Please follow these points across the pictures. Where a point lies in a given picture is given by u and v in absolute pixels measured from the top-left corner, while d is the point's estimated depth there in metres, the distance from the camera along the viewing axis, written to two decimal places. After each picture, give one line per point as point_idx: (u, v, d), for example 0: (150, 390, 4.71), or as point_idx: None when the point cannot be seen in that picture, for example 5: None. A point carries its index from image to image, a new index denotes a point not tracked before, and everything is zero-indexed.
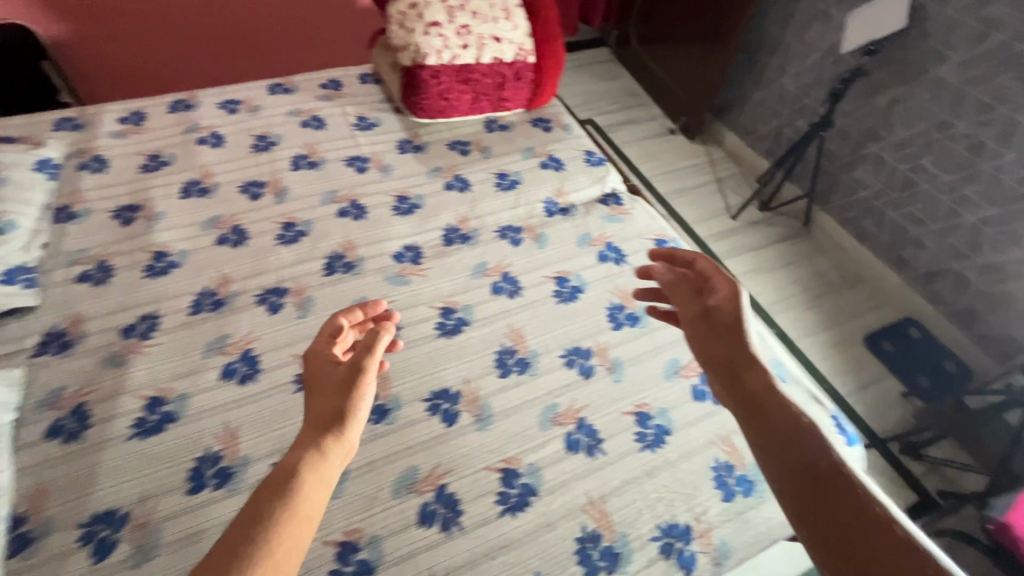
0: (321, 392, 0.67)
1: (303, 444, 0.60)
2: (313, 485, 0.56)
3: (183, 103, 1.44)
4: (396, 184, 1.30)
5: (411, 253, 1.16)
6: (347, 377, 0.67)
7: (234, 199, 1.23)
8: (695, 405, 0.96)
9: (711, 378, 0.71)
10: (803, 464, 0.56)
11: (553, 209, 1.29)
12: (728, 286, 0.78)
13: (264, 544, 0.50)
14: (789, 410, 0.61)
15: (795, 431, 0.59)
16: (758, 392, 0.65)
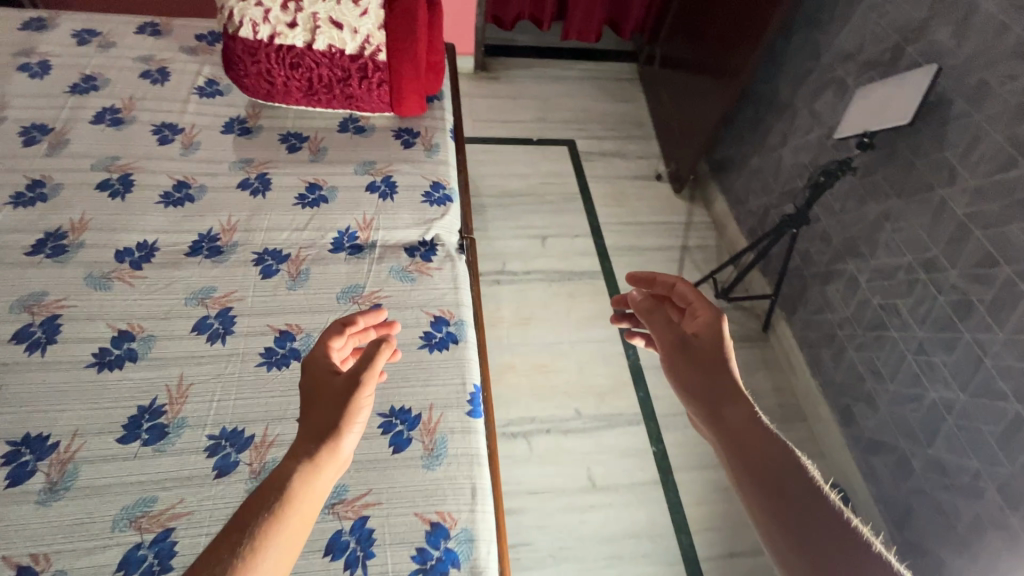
0: (318, 402, 0.66)
1: (293, 460, 0.59)
2: (306, 497, 0.57)
3: (39, 23, 1.32)
4: (188, 166, 1.11)
5: (141, 253, 0.98)
6: (348, 389, 0.65)
7: (6, 140, 1.10)
8: (320, 560, 0.71)
9: (694, 414, 0.67)
10: (799, 511, 0.55)
11: (343, 243, 1.05)
12: (708, 310, 0.74)
13: (254, 562, 0.51)
14: (773, 445, 0.60)
15: (781, 471, 0.58)
16: (739, 432, 0.62)
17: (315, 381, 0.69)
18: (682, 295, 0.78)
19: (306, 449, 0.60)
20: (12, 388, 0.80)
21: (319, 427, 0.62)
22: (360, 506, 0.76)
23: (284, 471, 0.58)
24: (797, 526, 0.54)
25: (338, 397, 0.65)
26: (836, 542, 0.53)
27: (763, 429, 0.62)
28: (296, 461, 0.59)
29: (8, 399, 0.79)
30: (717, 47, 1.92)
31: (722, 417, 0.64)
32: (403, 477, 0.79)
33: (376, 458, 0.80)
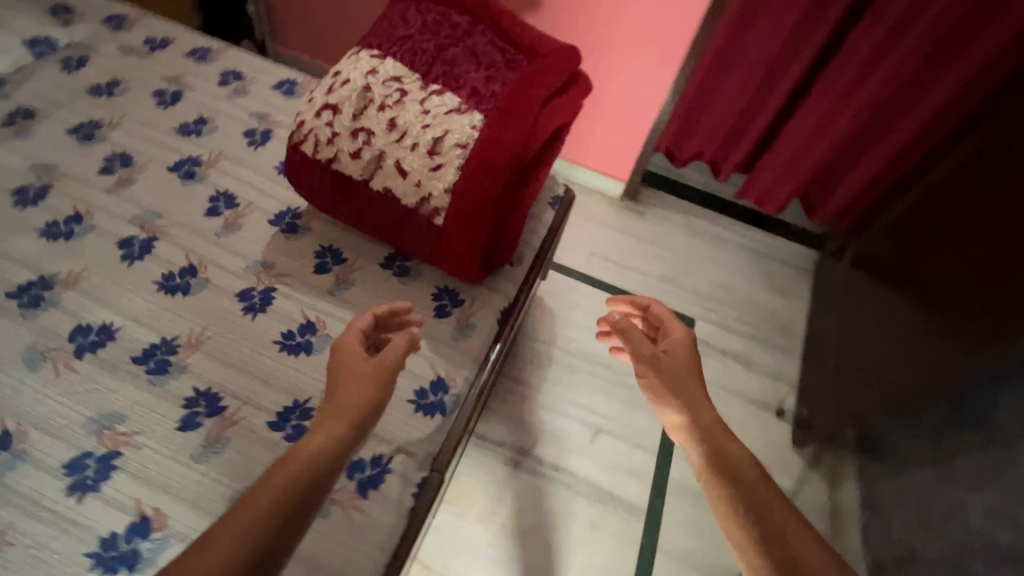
0: (344, 385, 0.72)
1: (315, 435, 0.64)
2: (321, 478, 0.62)
3: (203, 54, 1.38)
4: (211, 250, 1.02)
5: (95, 338, 0.88)
6: (374, 376, 0.73)
7: (92, 161, 1.11)
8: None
9: (667, 421, 0.81)
10: (740, 495, 0.67)
11: (288, 419, 0.84)
12: (682, 330, 0.90)
13: (271, 542, 0.55)
14: (723, 440, 0.74)
15: (726, 464, 0.71)
16: (705, 437, 0.75)
17: (337, 367, 0.75)
18: (658, 317, 0.96)
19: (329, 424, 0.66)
20: None
21: (346, 407, 0.69)
22: None
23: (308, 444, 0.63)
24: (736, 509, 0.66)
25: (360, 381, 0.73)
26: (793, 536, 0.63)
27: (720, 431, 0.75)
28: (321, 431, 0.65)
29: None
30: (911, 293, 1.41)
31: (694, 424, 0.77)
32: None
33: None
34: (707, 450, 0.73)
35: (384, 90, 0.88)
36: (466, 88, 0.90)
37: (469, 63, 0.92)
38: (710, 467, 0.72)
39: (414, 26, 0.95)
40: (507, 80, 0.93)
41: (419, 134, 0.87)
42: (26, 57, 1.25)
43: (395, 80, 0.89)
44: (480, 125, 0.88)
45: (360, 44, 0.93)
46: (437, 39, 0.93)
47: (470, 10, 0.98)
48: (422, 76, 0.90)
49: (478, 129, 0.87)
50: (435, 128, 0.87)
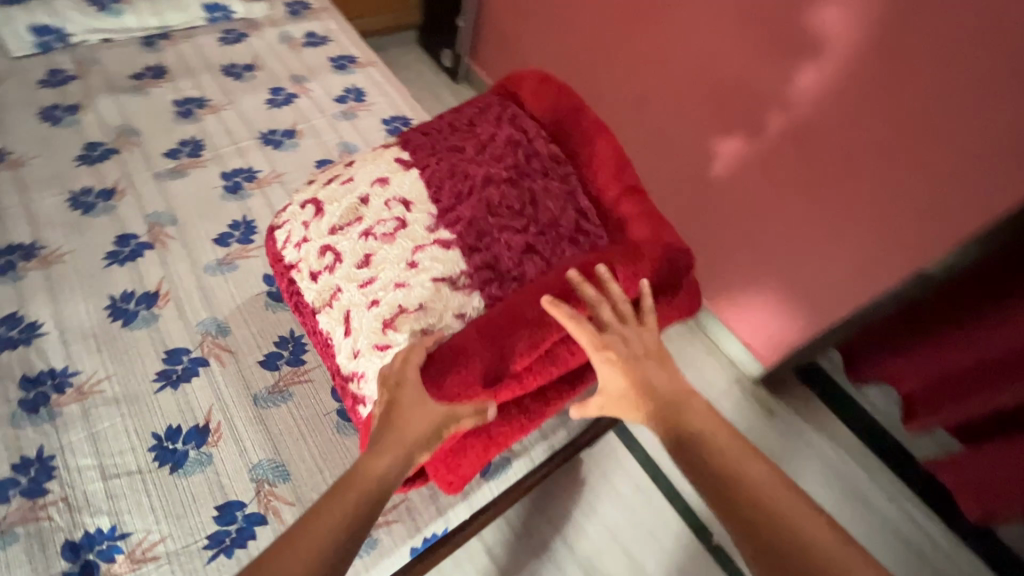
0: (403, 412, 0.53)
1: (375, 466, 0.50)
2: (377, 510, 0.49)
3: (345, 63, 1.29)
4: (186, 283, 0.89)
5: (15, 334, 0.79)
6: (444, 418, 0.54)
7: (170, 138, 1.07)
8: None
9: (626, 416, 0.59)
10: (730, 482, 0.51)
11: (85, 548, 0.66)
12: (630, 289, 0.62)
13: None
14: (700, 416, 0.56)
15: (707, 446, 0.54)
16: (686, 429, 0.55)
17: (397, 392, 0.55)
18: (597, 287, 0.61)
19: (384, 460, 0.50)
20: None
21: (404, 446, 0.51)
22: None
23: (365, 469, 0.49)
24: (730, 498, 0.51)
25: (425, 414, 0.53)
26: (800, 522, 0.49)
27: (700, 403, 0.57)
28: (383, 458, 0.50)
29: None
30: None
31: (667, 415, 0.56)
32: None
33: None
34: (686, 437, 0.54)
35: (383, 212, 0.67)
36: (487, 253, 0.65)
37: (513, 217, 0.66)
38: (688, 454, 0.54)
39: (476, 138, 0.72)
40: (552, 263, 0.65)
41: (386, 292, 0.62)
42: (198, 19, 1.28)
43: (403, 204, 0.68)
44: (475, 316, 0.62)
45: (401, 138, 0.75)
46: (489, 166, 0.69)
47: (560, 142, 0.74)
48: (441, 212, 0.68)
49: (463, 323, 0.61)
50: (409, 293, 0.62)
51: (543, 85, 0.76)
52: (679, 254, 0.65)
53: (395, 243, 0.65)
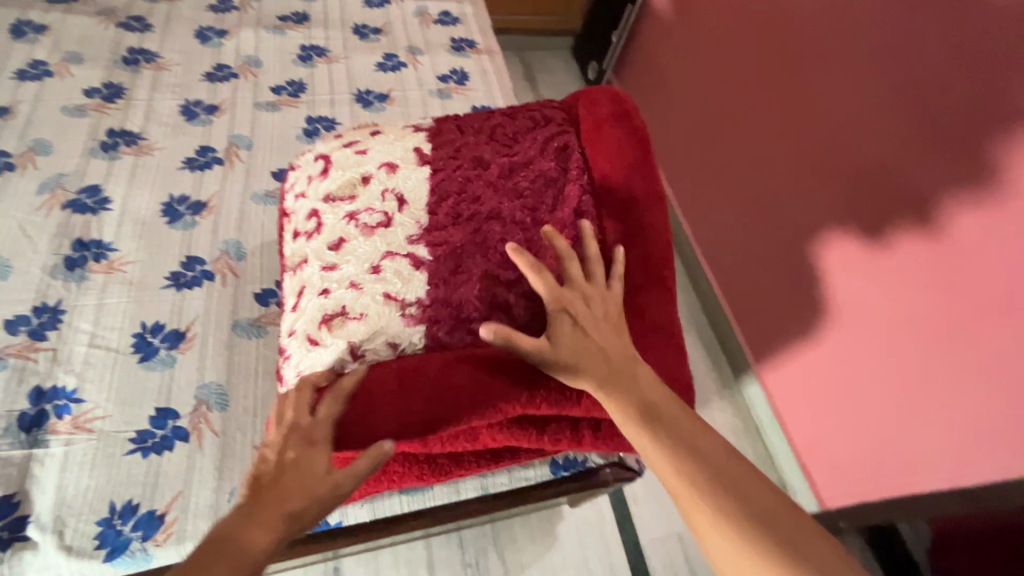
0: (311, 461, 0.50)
1: (247, 537, 0.46)
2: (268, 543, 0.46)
3: (462, 47, 1.31)
4: (231, 203, 0.96)
5: (88, 202, 0.92)
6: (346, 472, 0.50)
7: (282, 75, 1.17)
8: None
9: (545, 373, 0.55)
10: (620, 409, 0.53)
11: (45, 398, 0.74)
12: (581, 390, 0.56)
13: None
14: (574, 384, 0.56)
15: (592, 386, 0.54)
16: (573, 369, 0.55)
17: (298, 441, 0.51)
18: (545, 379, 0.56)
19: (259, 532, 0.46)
20: None
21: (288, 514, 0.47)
22: None
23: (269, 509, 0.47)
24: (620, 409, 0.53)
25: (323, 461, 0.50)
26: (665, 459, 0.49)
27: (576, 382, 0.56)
28: (259, 526, 0.46)
29: None
30: None
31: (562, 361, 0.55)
32: None
33: None
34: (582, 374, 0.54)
35: (375, 200, 0.66)
36: (452, 290, 0.60)
37: (496, 259, 0.61)
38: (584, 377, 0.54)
39: (506, 163, 0.68)
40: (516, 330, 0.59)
41: (339, 287, 0.61)
42: None
43: (398, 200, 0.66)
44: (408, 353, 0.58)
45: (434, 128, 0.73)
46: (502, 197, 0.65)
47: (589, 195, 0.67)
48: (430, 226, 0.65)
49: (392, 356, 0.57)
50: (356, 296, 0.60)
51: (597, 129, 0.71)
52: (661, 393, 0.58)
53: (365, 234, 0.63)
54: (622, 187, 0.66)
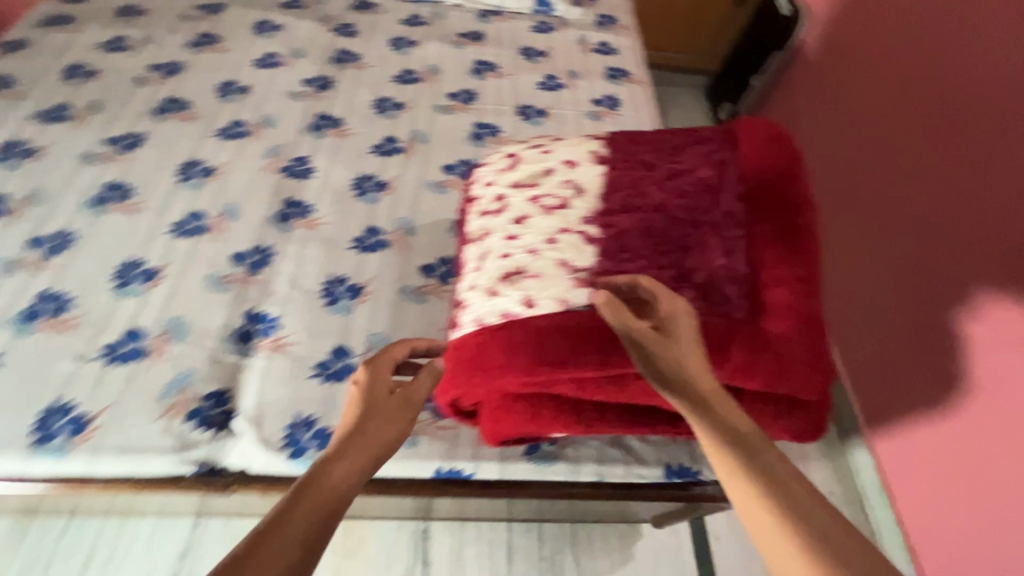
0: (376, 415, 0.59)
1: (336, 465, 0.52)
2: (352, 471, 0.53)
3: (617, 75, 1.41)
4: (407, 187, 1.11)
5: (298, 170, 1.11)
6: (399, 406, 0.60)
7: (458, 84, 1.33)
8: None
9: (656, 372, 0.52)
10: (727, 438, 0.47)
11: (255, 320, 0.90)
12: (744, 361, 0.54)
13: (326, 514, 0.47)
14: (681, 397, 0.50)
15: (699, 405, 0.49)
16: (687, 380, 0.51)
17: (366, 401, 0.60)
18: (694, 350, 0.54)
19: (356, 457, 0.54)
20: (193, 127, 1.15)
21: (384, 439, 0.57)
22: None
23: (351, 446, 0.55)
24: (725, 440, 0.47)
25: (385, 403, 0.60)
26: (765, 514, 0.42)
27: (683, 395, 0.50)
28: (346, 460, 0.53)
29: (183, 127, 1.15)
30: None
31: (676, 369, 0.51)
32: None
33: None
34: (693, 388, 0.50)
35: (557, 186, 0.69)
36: (616, 265, 0.62)
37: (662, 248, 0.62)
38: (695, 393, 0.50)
39: (678, 163, 0.68)
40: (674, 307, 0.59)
41: (520, 254, 0.66)
42: (526, 8, 1.54)
43: (576, 189, 0.68)
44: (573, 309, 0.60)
45: (610, 134, 0.73)
46: (672, 194, 0.65)
47: (758, 198, 0.64)
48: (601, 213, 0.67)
49: (558, 309, 0.60)
50: (534, 260, 0.64)
51: (781, 139, 0.67)
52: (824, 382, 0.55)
53: (546, 214, 0.67)
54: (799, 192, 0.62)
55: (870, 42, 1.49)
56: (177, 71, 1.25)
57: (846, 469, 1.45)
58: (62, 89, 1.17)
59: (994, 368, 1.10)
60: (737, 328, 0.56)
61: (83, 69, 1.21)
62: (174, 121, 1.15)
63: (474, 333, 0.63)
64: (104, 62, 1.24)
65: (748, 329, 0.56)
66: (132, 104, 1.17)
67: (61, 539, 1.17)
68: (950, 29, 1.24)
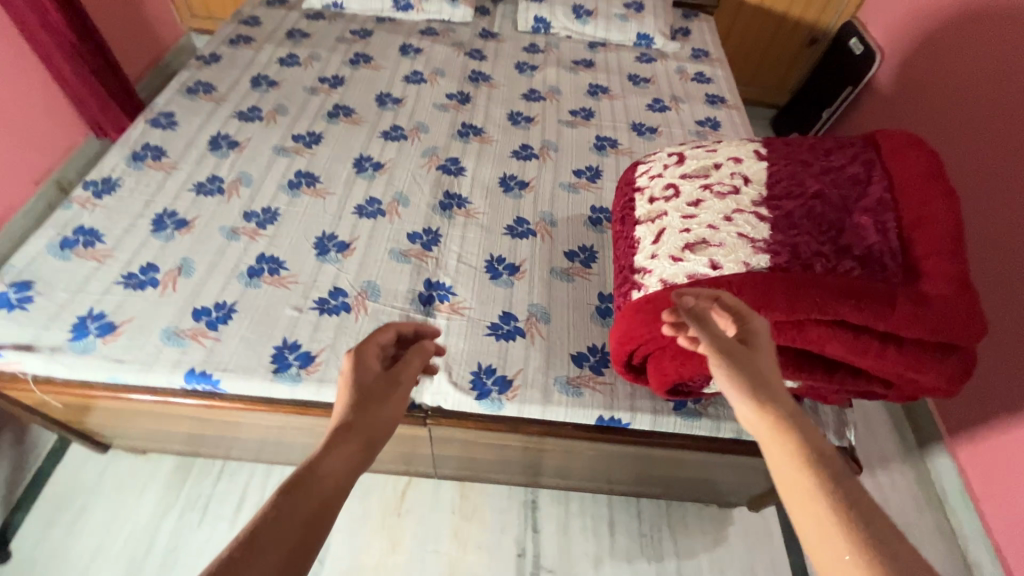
0: (368, 412, 0.63)
1: (325, 462, 0.55)
2: (342, 467, 0.56)
3: (716, 101, 1.58)
4: (545, 187, 1.27)
5: (451, 168, 1.29)
6: (384, 398, 0.66)
7: (576, 103, 1.51)
8: (135, 260, 1.01)
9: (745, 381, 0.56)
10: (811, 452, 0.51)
11: (433, 287, 1.06)
12: (910, 312, 0.66)
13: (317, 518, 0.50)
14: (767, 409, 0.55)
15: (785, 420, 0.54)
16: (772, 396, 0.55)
17: (357, 398, 0.64)
18: (866, 304, 0.67)
19: (351, 443, 0.59)
20: (361, 129, 1.35)
21: (377, 423, 0.63)
22: (165, 282, 0.99)
23: (338, 444, 0.58)
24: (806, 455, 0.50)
25: (371, 401, 0.64)
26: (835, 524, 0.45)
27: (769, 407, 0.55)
28: (336, 454, 0.57)
29: (352, 129, 1.35)
30: None
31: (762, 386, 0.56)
32: (169, 312, 0.95)
33: (208, 294, 0.99)
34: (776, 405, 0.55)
35: (726, 178, 0.85)
36: (787, 238, 0.76)
37: (824, 225, 0.76)
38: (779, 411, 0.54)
39: (829, 163, 0.83)
40: (840, 271, 0.72)
41: (700, 227, 0.81)
42: (628, 40, 1.74)
43: (744, 180, 0.84)
44: (755, 269, 0.74)
45: (767, 140, 0.89)
46: (828, 185, 0.80)
47: (905, 188, 0.77)
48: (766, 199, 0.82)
49: (743, 270, 0.74)
50: (715, 232, 0.79)
51: (922, 144, 0.80)
52: (978, 334, 0.66)
53: (719, 197, 0.82)
54: (943, 182, 0.75)
55: (946, 80, 1.62)
56: (342, 83, 1.47)
57: (927, 475, 1.52)
58: (253, 94, 1.39)
59: None
60: (898, 290, 0.68)
61: (267, 79, 1.44)
62: (345, 124, 1.36)
63: (666, 289, 0.77)
64: (283, 74, 1.46)
65: (909, 289, 0.68)
66: (309, 108, 1.38)
67: (217, 482, 1.32)
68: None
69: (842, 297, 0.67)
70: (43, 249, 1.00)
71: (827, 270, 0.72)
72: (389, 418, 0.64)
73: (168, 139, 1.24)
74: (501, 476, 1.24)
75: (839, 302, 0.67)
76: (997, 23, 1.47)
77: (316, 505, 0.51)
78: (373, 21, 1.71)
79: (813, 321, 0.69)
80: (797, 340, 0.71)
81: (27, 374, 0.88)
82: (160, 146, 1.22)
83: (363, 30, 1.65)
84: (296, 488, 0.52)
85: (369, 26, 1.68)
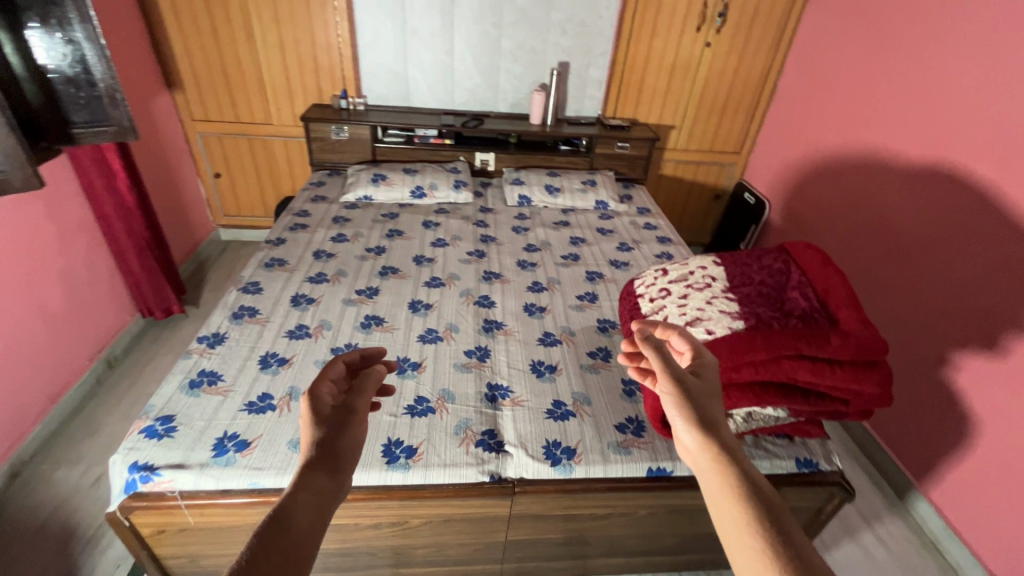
0: (330, 440, 0.57)
1: (299, 494, 0.50)
2: (316, 506, 0.50)
3: (665, 240, 2.11)
4: (559, 309, 1.65)
5: (484, 301, 1.65)
6: (347, 420, 0.60)
7: (565, 250, 1.99)
8: (251, 392, 1.23)
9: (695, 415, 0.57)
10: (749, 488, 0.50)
11: (494, 388, 1.33)
12: (840, 341, 1.01)
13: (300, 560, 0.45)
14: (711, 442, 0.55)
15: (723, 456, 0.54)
16: (713, 431, 0.56)
17: (324, 431, 0.58)
18: (813, 339, 1.02)
19: (317, 473, 0.53)
20: (407, 281, 1.72)
21: (342, 448, 0.57)
22: (280, 405, 1.21)
23: (310, 480, 0.52)
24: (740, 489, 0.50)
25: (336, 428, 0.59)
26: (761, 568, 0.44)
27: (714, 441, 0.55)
28: (308, 486, 0.51)
29: (401, 281, 1.71)
30: None
31: (708, 421, 0.57)
32: (286, 428, 1.15)
33: None
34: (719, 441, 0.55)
35: (700, 280, 1.26)
36: (751, 309, 1.14)
37: (771, 300, 1.15)
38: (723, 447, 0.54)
39: (762, 264, 1.26)
40: (791, 325, 1.09)
41: (692, 310, 1.18)
42: (590, 206, 2.32)
43: (711, 280, 1.25)
44: (736, 329, 1.10)
45: (718, 255, 1.33)
46: (766, 277, 1.22)
47: (813, 272, 1.20)
48: (728, 289, 1.22)
49: (728, 331, 1.10)
50: (703, 312, 1.17)
51: (814, 247, 1.26)
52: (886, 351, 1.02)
53: (700, 291, 1.22)
54: (833, 266, 1.18)
55: (818, 213, 2.27)
56: (384, 251, 1.88)
57: (915, 522, 1.74)
58: (317, 264, 1.76)
59: (985, 407, 1.53)
60: (830, 330, 1.04)
61: (326, 252, 1.83)
62: (393, 278, 1.73)
63: None
64: (336, 247, 1.86)
65: (835, 329, 1.05)
66: (363, 269, 1.76)
67: None
68: (865, 200, 2.00)
69: (796, 336, 1.03)
70: (172, 391, 1.21)
71: (782, 323, 1.09)
72: (358, 440, 0.59)
73: (257, 300, 1.55)
74: (559, 563, 1.36)
75: (795, 340, 1.02)
76: (838, 177, 2.15)
77: (294, 546, 0.45)
78: (396, 206, 2.21)
79: (783, 355, 1.04)
80: (777, 371, 1.04)
81: (175, 490, 1.03)
82: (252, 305, 1.52)
83: (391, 214, 2.14)
84: (276, 525, 0.46)
85: (395, 210, 2.17)
